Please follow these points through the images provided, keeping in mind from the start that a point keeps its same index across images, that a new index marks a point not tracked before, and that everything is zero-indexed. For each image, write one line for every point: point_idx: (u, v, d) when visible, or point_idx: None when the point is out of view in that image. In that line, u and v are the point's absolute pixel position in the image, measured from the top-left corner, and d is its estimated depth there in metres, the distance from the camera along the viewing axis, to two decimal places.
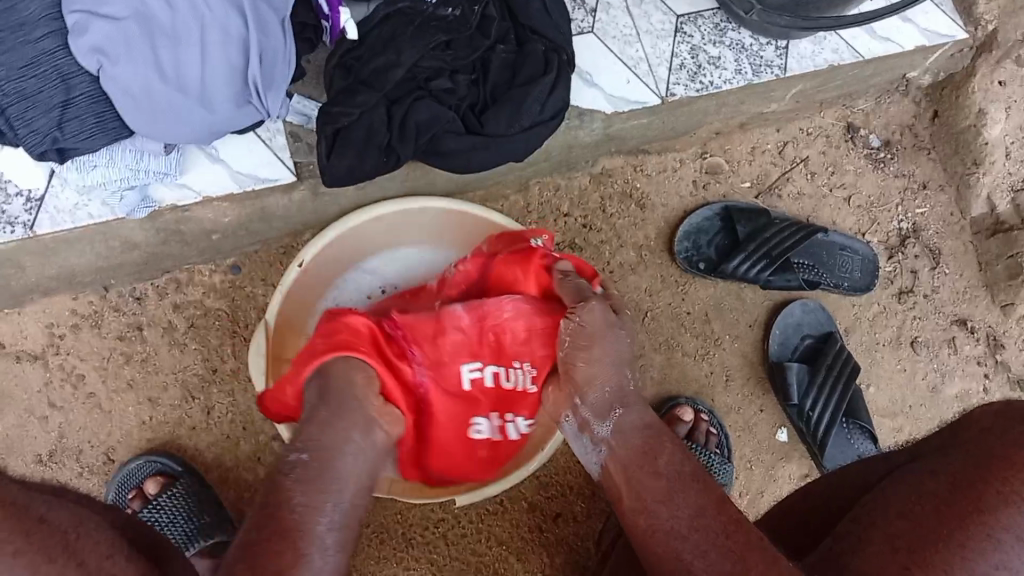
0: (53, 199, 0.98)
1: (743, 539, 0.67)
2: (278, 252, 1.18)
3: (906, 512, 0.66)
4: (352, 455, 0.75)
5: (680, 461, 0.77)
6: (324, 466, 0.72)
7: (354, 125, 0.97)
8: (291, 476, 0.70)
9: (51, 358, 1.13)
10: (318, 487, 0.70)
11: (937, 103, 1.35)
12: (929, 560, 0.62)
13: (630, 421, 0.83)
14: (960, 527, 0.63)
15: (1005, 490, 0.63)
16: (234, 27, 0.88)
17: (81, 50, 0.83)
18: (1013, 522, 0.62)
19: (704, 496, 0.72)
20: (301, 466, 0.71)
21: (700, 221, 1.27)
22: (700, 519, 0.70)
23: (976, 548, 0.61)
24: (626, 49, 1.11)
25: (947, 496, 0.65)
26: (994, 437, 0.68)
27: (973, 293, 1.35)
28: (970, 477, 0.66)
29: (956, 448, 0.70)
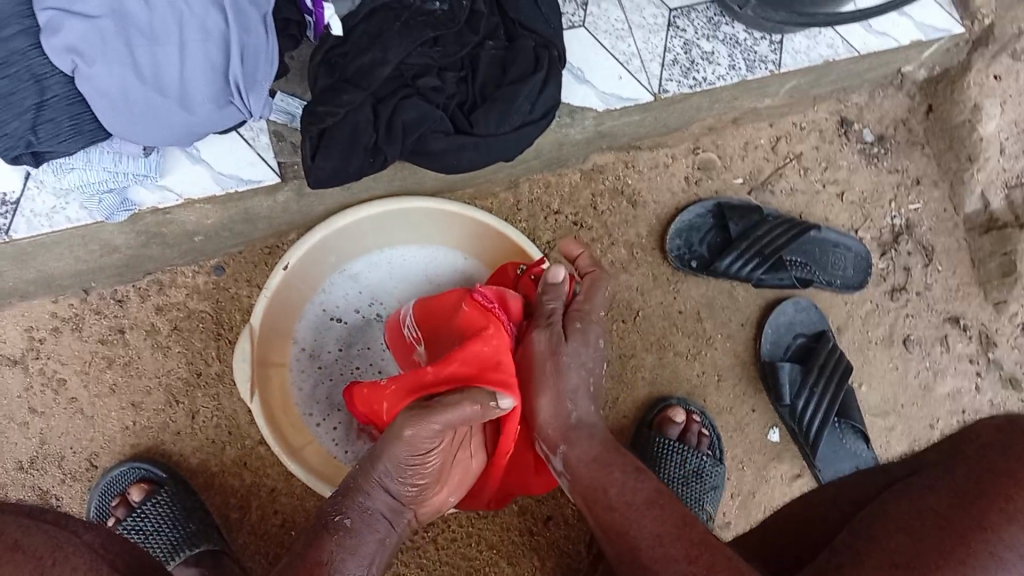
0: (29, 203, 0.95)
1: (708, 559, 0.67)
2: (263, 253, 1.16)
3: (905, 527, 0.65)
4: (389, 523, 0.81)
5: (631, 486, 0.78)
6: (358, 535, 0.77)
7: (338, 127, 0.94)
8: (332, 537, 0.75)
9: (31, 363, 1.10)
10: (352, 552, 0.75)
11: (932, 97, 1.33)
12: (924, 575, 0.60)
13: (579, 455, 0.84)
14: (959, 542, 0.61)
15: (1008, 508, 0.61)
16: (215, 24, 0.84)
17: (54, 50, 0.80)
18: (1017, 539, 0.59)
19: (666, 521, 0.73)
20: (340, 530, 0.76)
21: (692, 218, 1.25)
22: (658, 542, 0.71)
23: (978, 565, 0.59)
24: (618, 44, 1.09)
25: (947, 511, 0.64)
26: (996, 455, 0.66)
27: (965, 290, 1.34)
28: (973, 492, 0.64)
29: (958, 463, 0.68)
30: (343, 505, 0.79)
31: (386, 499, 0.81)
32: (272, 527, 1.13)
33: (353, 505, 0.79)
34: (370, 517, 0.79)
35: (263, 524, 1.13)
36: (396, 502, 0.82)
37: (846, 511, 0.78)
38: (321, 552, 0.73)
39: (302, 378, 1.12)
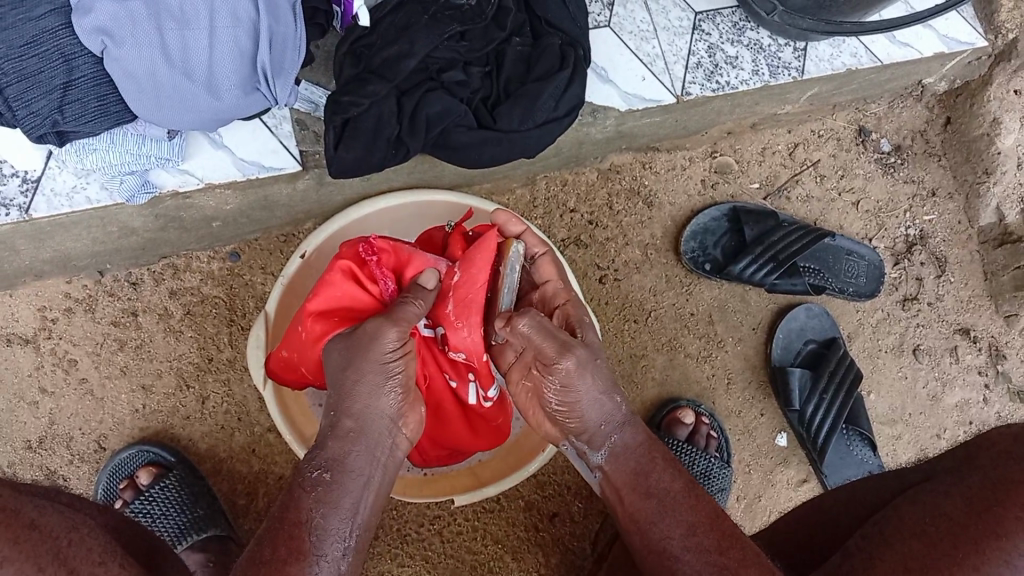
0: (50, 182, 0.95)
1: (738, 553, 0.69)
2: (279, 240, 1.15)
3: (919, 533, 0.65)
4: (372, 466, 0.77)
5: (667, 479, 0.77)
6: (342, 486, 0.74)
7: (363, 116, 0.94)
8: (312, 495, 0.72)
9: (43, 342, 1.10)
10: (337, 506, 0.73)
11: (950, 110, 1.34)
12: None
13: (624, 443, 0.80)
14: (975, 551, 0.61)
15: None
16: (244, 10, 0.84)
17: (85, 30, 0.80)
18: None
19: (703, 511, 0.74)
20: (322, 486, 0.73)
21: (708, 221, 1.25)
22: (693, 537, 0.71)
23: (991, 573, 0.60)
24: (643, 45, 1.09)
25: (962, 519, 0.64)
26: (1012, 461, 0.66)
27: (977, 303, 1.34)
28: (988, 500, 0.64)
29: (972, 470, 0.68)
30: (318, 456, 0.75)
31: (368, 441, 0.77)
32: None
33: (332, 453, 0.75)
34: (356, 466, 0.75)
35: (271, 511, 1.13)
36: (381, 444, 0.78)
37: (862, 512, 0.78)
38: (304, 509, 0.71)
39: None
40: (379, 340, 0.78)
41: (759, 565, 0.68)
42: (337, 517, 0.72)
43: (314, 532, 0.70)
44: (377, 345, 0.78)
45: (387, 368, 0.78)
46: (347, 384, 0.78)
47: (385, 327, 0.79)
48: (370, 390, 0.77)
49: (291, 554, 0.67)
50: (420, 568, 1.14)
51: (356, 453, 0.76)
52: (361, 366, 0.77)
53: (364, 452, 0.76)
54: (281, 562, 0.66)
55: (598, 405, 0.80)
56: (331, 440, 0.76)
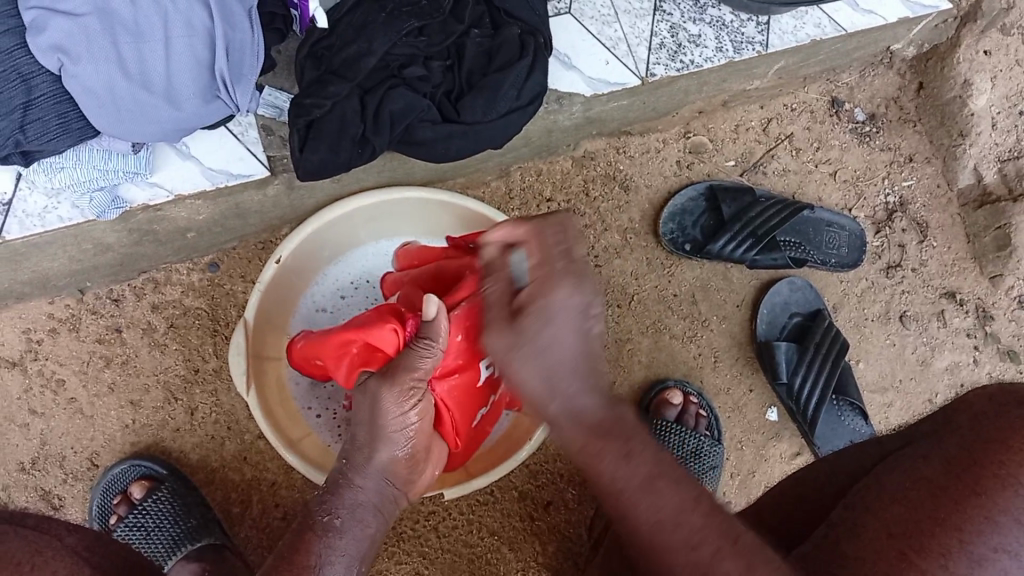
0: (21, 204, 0.96)
1: (714, 549, 0.58)
2: (257, 248, 1.16)
3: (901, 498, 0.65)
4: (376, 514, 0.83)
5: (627, 471, 0.64)
6: (345, 530, 0.79)
7: (327, 117, 0.94)
8: (320, 539, 0.77)
9: (29, 364, 1.11)
10: (340, 550, 0.78)
11: (922, 75, 1.34)
12: (925, 546, 0.59)
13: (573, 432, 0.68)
14: (956, 511, 0.60)
15: (1001, 473, 0.61)
16: (198, 19, 0.85)
17: (41, 49, 0.80)
18: (1011, 504, 0.59)
19: (676, 497, 0.61)
20: (330, 530, 0.78)
21: (685, 202, 1.25)
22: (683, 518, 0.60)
23: (973, 530, 0.59)
24: (605, 30, 1.09)
25: (942, 480, 0.64)
26: (992, 423, 0.66)
27: (961, 265, 1.34)
28: (966, 459, 0.64)
29: (950, 433, 0.68)
30: (331, 504, 0.80)
31: (376, 492, 0.82)
32: (273, 519, 1.14)
33: (343, 501, 0.81)
34: (363, 515, 0.81)
35: (265, 517, 1.14)
36: (387, 496, 0.84)
37: (845, 481, 0.78)
38: (312, 554, 0.75)
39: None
40: (389, 407, 0.80)
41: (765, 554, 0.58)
42: (340, 562, 0.77)
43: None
44: (385, 413, 0.80)
45: (393, 433, 0.81)
46: (364, 437, 0.82)
47: (383, 392, 0.80)
48: (384, 446, 0.82)
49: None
50: (417, 564, 1.14)
51: (362, 502, 0.81)
52: (379, 424, 0.81)
53: (372, 501, 0.82)
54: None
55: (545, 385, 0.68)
56: (343, 488, 0.81)
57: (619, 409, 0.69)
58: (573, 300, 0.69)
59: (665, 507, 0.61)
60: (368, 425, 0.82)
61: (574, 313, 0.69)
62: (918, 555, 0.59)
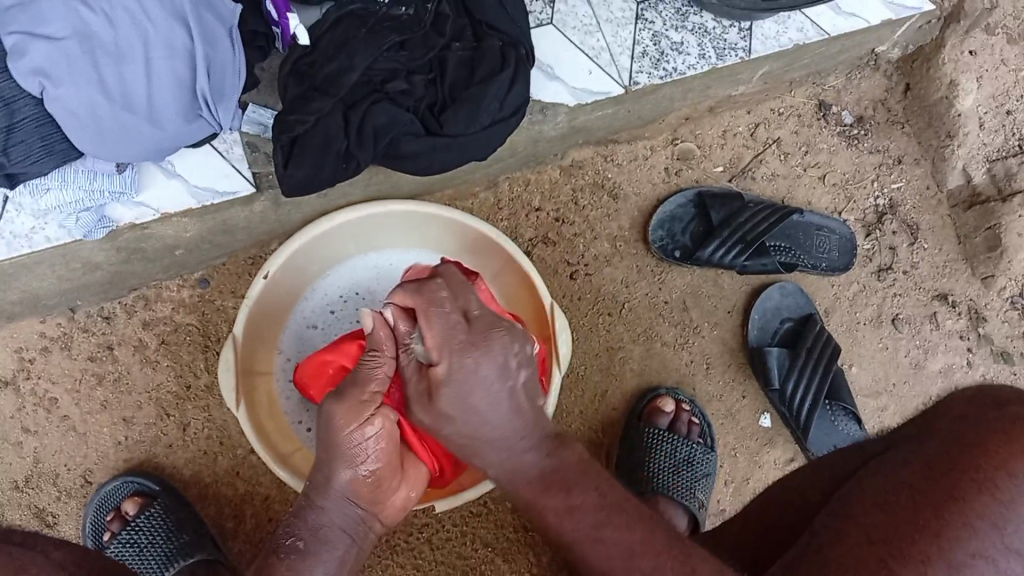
0: (9, 224, 0.97)
1: (660, 574, 0.62)
2: (246, 263, 1.16)
3: (881, 504, 0.64)
4: (346, 536, 0.77)
5: (578, 539, 0.65)
6: (311, 555, 0.75)
7: (310, 134, 0.95)
8: (285, 564, 0.74)
9: (22, 383, 1.12)
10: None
11: (909, 76, 1.34)
12: (903, 553, 0.60)
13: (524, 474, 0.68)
14: (933, 516, 0.61)
15: (979, 477, 0.62)
16: (178, 40, 0.85)
17: (21, 73, 0.80)
18: (988, 509, 0.60)
19: (615, 537, 0.64)
20: (293, 554, 0.74)
21: (674, 209, 1.25)
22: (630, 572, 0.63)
23: (952, 536, 0.59)
24: (587, 40, 1.10)
25: (921, 486, 0.64)
26: (971, 429, 0.66)
27: (953, 267, 1.34)
28: (944, 465, 0.64)
29: (929, 439, 0.68)
30: (296, 525, 0.77)
31: (341, 514, 0.77)
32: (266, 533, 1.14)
33: (307, 523, 0.76)
34: (329, 537, 0.76)
35: (259, 531, 1.14)
36: (358, 515, 0.78)
37: (828, 488, 0.78)
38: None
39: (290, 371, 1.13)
40: (339, 426, 0.74)
41: None
42: None
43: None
44: (336, 433, 0.74)
45: (350, 454, 0.75)
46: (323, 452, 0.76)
47: (331, 409, 0.74)
48: (341, 464, 0.75)
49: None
50: None
51: (329, 523, 0.76)
52: (333, 441, 0.74)
53: (339, 524, 0.77)
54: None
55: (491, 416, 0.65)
56: (308, 509, 0.77)
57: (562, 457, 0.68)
58: (484, 371, 0.64)
59: (614, 554, 0.64)
60: (325, 445, 0.75)
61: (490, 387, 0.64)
62: (898, 563, 0.59)
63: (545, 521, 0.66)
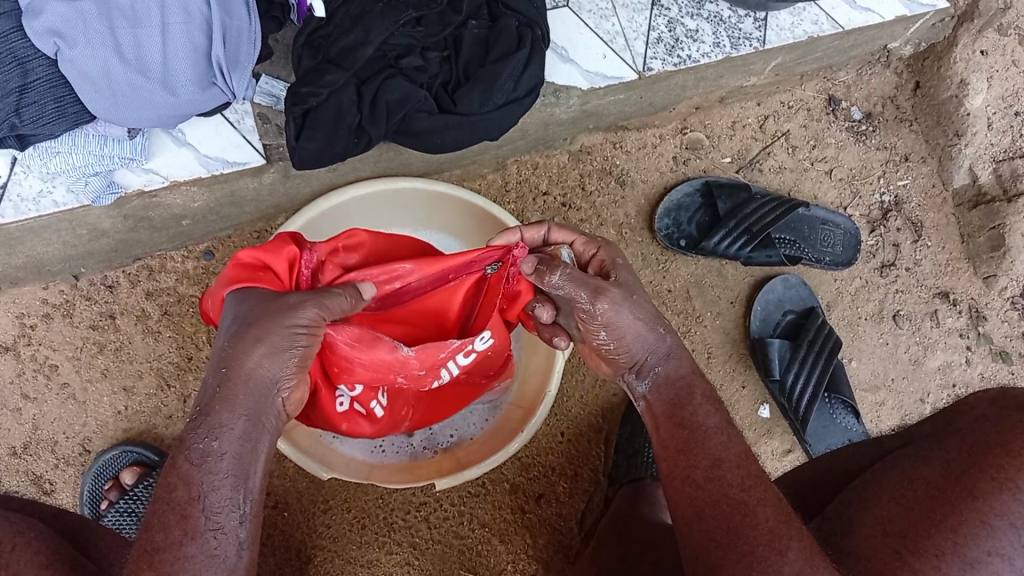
0: (16, 187, 0.96)
1: (760, 496, 0.65)
2: (252, 237, 1.15)
3: (898, 497, 0.66)
4: (262, 431, 0.66)
5: (722, 444, 0.69)
6: (232, 456, 0.63)
7: (323, 106, 0.94)
8: (199, 468, 0.62)
9: (23, 349, 1.11)
10: (230, 477, 0.63)
11: (919, 74, 1.34)
12: (919, 545, 0.61)
13: (665, 374, 0.75)
14: (950, 512, 0.61)
15: (999, 477, 0.61)
16: (196, 6, 0.85)
17: (37, 33, 0.80)
18: (1007, 508, 0.60)
19: (731, 447, 0.69)
20: (212, 457, 0.62)
21: (681, 197, 1.26)
22: (717, 470, 0.67)
23: (968, 533, 0.60)
24: (603, 23, 1.10)
25: (940, 482, 0.64)
26: (991, 427, 0.65)
27: (955, 265, 1.34)
28: (964, 462, 0.64)
29: (951, 434, 0.67)
30: (200, 423, 0.63)
31: (257, 404, 0.65)
32: None
33: (214, 420, 0.63)
34: (246, 433, 0.64)
35: None
36: (272, 403, 0.67)
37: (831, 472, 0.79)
38: (191, 485, 0.61)
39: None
40: (294, 311, 0.67)
41: (775, 505, 0.65)
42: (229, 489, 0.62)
43: (206, 507, 0.61)
44: (292, 316, 0.67)
45: (282, 339, 0.65)
46: (240, 337, 0.65)
47: (308, 302, 0.68)
48: (269, 351, 0.65)
49: (187, 535, 0.59)
50: (408, 555, 1.15)
51: (237, 421, 0.64)
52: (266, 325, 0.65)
53: (244, 426, 0.64)
54: (179, 551, 0.58)
55: (641, 339, 0.75)
56: (213, 404, 0.63)
57: (685, 351, 0.77)
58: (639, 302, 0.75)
59: (711, 450, 0.69)
60: (247, 330, 0.65)
61: (644, 311, 0.75)
62: (911, 555, 0.61)
63: (685, 406, 0.73)
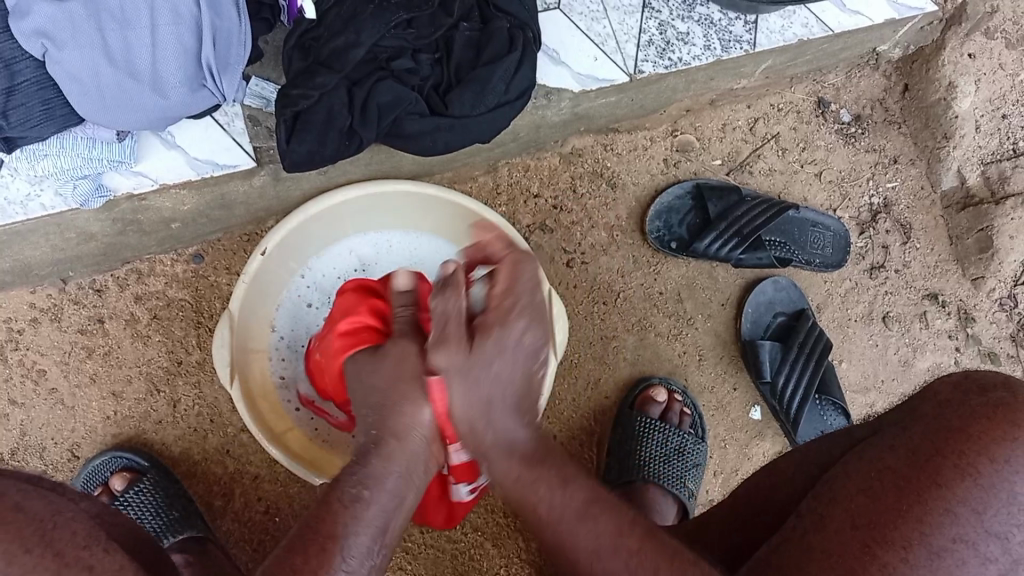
0: (4, 190, 0.95)
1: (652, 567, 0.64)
2: (242, 241, 1.15)
3: (865, 488, 0.66)
4: (406, 490, 0.75)
5: (564, 498, 0.70)
6: (373, 499, 0.71)
7: (313, 109, 0.94)
8: (348, 509, 0.69)
9: (10, 354, 1.10)
10: (367, 521, 0.70)
11: (908, 77, 1.34)
12: (887, 538, 0.61)
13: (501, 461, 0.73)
14: (916, 502, 0.62)
15: (961, 464, 0.62)
16: (185, 6, 0.84)
17: (24, 34, 0.80)
18: (969, 495, 0.61)
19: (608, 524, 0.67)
20: (358, 499, 0.70)
21: (672, 199, 1.26)
22: (599, 555, 0.66)
23: (934, 522, 0.60)
24: (594, 26, 1.10)
25: (904, 471, 0.65)
26: (954, 412, 0.67)
27: (943, 267, 1.35)
28: (928, 450, 0.65)
29: (915, 421, 0.69)
30: (354, 474, 0.73)
31: (401, 465, 0.75)
32: (256, 513, 1.13)
33: (371, 471, 0.73)
34: (389, 487, 0.73)
35: (247, 510, 1.13)
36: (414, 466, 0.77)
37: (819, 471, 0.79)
38: (339, 521, 0.68)
39: (282, 368, 1.12)
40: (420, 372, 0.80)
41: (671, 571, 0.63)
42: (366, 533, 0.69)
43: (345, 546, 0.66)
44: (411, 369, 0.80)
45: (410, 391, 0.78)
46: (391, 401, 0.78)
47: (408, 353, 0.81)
48: (411, 409, 0.77)
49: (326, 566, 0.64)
50: (400, 560, 1.14)
51: (392, 478, 0.74)
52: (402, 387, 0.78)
53: (394, 480, 0.74)
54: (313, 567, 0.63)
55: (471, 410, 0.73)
56: (372, 457, 0.75)
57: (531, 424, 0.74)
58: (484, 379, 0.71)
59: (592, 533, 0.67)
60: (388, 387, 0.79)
61: (480, 388, 0.71)
62: (880, 547, 0.61)
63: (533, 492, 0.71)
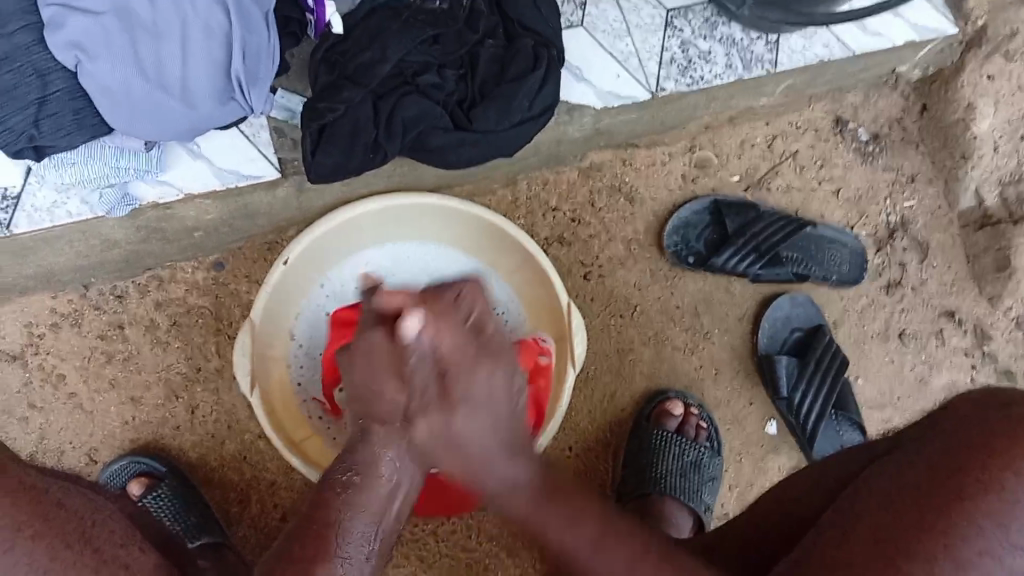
0: (31, 197, 0.96)
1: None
2: (263, 249, 1.15)
3: (884, 502, 0.65)
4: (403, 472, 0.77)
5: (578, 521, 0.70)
6: (369, 485, 0.75)
7: (338, 122, 0.95)
8: (342, 496, 0.74)
9: (31, 358, 1.11)
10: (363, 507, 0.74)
11: (926, 97, 1.35)
12: (911, 550, 0.61)
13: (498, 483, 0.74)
14: (941, 515, 0.62)
15: (984, 477, 0.63)
16: (217, 21, 0.85)
17: (58, 45, 0.81)
18: (993, 508, 0.61)
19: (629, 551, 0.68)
20: (352, 486, 0.74)
21: (690, 215, 1.26)
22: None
23: (959, 534, 0.60)
24: (616, 43, 1.10)
25: (923, 486, 0.65)
26: (974, 427, 0.67)
27: (960, 286, 1.35)
28: (950, 467, 0.65)
29: (935, 438, 0.69)
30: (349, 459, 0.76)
31: None
32: (271, 520, 1.13)
33: (366, 456, 0.76)
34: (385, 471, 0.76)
35: (262, 516, 1.13)
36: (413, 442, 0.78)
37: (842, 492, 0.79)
38: (334, 511, 0.72)
39: (304, 373, 1.13)
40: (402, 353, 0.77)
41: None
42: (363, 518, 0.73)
43: (340, 534, 0.72)
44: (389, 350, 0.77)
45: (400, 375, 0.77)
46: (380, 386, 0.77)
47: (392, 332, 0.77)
48: None
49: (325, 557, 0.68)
50: (415, 568, 1.15)
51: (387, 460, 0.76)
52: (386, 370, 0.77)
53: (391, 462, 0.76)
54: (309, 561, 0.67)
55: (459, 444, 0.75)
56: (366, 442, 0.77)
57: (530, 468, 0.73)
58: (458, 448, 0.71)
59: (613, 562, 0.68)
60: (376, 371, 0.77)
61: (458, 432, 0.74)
62: (905, 560, 0.60)
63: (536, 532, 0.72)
